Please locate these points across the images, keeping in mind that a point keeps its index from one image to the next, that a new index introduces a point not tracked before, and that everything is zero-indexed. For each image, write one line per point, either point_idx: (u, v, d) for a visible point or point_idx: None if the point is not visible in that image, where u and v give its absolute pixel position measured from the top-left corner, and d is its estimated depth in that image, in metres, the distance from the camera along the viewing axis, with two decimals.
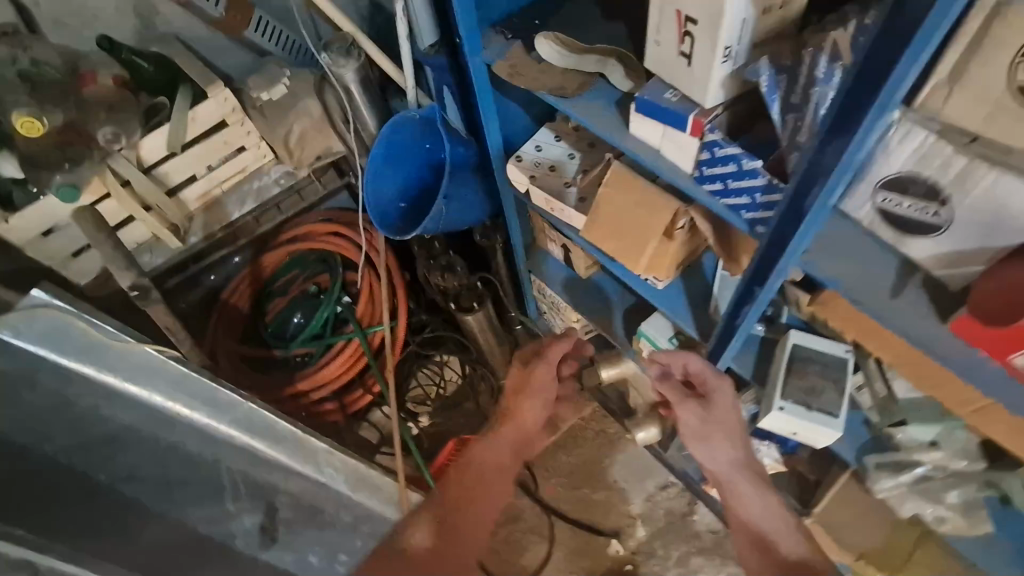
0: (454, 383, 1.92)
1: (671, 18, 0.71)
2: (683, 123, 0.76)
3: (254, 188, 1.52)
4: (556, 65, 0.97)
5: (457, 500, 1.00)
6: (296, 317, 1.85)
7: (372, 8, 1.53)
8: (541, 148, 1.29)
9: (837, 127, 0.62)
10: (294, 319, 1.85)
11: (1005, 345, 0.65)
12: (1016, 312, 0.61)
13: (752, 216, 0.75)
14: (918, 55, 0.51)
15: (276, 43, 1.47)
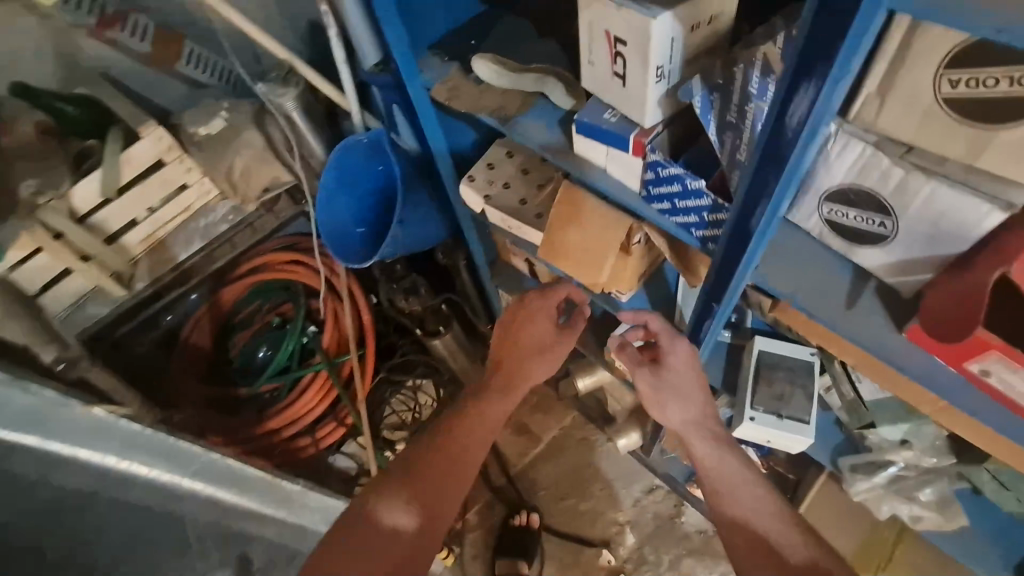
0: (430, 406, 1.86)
1: (601, 38, 0.69)
2: (624, 143, 0.74)
3: (201, 226, 1.47)
4: (494, 86, 0.94)
5: (446, 474, 0.91)
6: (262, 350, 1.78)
7: (310, 31, 1.48)
8: (494, 166, 1.26)
9: (774, 144, 0.60)
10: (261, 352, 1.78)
11: (958, 354, 0.64)
12: (969, 323, 0.60)
13: (702, 234, 0.74)
14: (848, 67, 0.49)
15: (211, 74, 1.41)
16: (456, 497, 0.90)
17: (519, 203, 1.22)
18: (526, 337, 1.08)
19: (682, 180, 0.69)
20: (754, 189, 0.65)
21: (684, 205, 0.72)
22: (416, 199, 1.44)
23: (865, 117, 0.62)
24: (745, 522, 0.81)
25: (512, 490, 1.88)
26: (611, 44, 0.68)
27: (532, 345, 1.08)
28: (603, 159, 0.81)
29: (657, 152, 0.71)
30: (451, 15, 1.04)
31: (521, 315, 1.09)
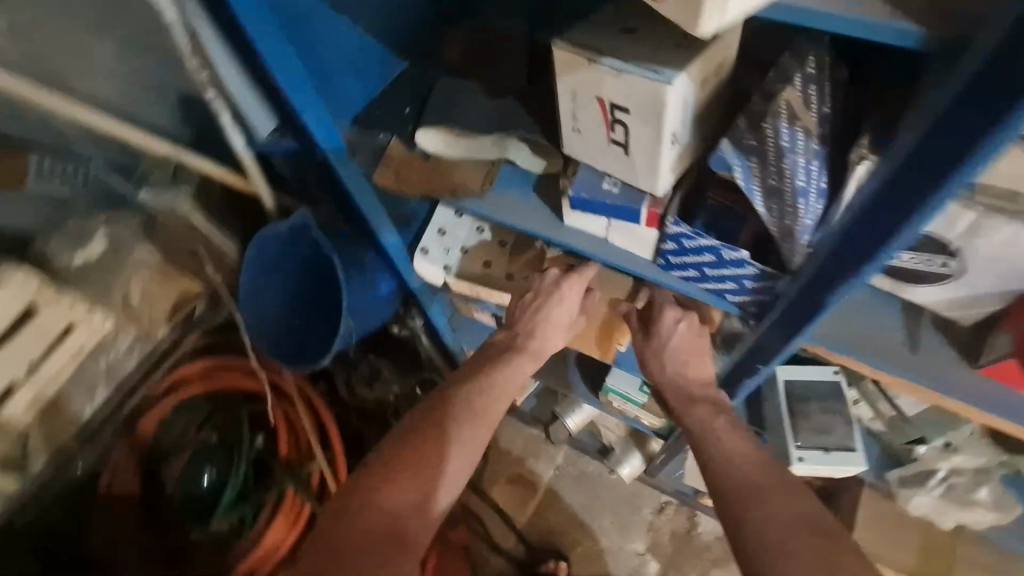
0: None
1: (593, 105, 0.58)
2: (636, 216, 0.64)
3: (102, 368, 1.19)
4: (447, 156, 0.82)
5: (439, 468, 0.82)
6: (207, 475, 1.45)
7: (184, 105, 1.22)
8: (446, 232, 1.12)
9: (880, 205, 0.48)
10: (206, 477, 1.45)
11: None
12: None
13: (741, 299, 0.65)
14: (1000, 151, 0.40)
15: (68, 183, 1.15)
16: (449, 481, 0.81)
17: (484, 267, 1.10)
18: (541, 319, 0.92)
19: (717, 250, 0.60)
20: (837, 254, 0.54)
21: (717, 274, 0.63)
22: (366, 281, 1.26)
23: None
24: (743, 497, 0.69)
25: (523, 547, 1.76)
26: (606, 111, 0.57)
27: (550, 327, 0.93)
28: (604, 229, 0.71)
29: (681, 222, 0.61)
30: (372, 80, 0.90)
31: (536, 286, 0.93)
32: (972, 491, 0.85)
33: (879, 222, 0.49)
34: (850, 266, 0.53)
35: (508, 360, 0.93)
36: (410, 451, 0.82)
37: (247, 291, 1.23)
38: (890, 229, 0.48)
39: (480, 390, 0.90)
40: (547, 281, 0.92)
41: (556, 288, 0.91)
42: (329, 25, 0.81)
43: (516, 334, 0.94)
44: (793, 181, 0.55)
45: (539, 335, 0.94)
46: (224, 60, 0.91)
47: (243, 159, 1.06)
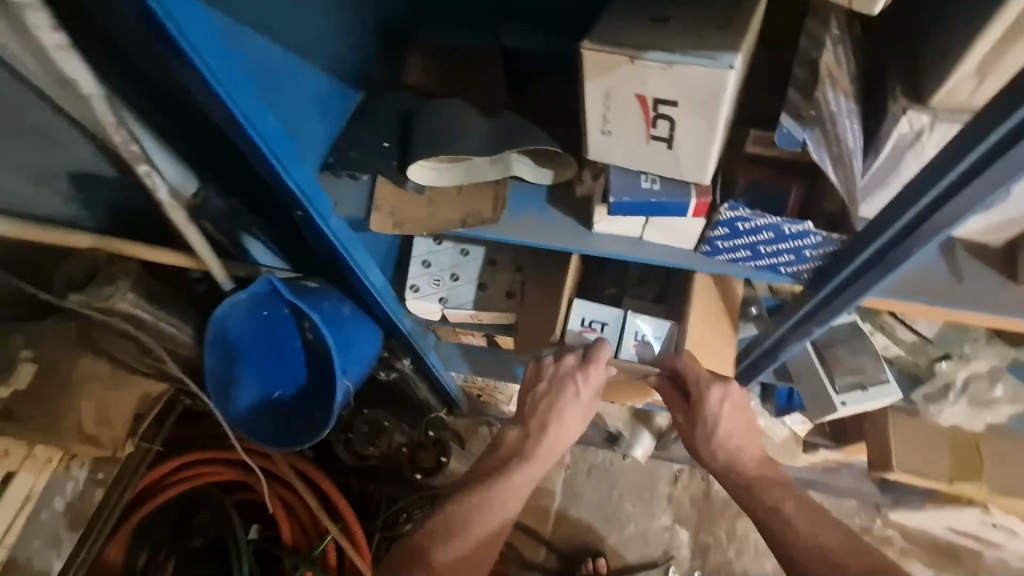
0: None
1: (632, 104, 0.54)
2: (684, 208, 0.62)
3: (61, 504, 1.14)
4: (444, 185, 0.76)
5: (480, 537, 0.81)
6: None
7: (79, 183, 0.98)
8: (431, 263, 1.03)
9: (963, 175, 0.48)
10: None
11: None
12: None
13: (798, 269, 0.65)
14: None
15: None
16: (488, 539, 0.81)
17: (481, 290, 1.02)
18: (560, 411, 0.88)
19: (777, 227, 0.59)
20: (915, 222, 0.54)
21: (773, 250, 0.63)
22: (363, 347, 1.14)
23: (954, 100, 0.53)
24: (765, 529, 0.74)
25: (555, 558, 1.65)
26: (648, 108, 0.54)
27: (563, 425, 0.88)
28: (639, 228, 0.68)
29: (738, 206, 0.59)
30: (331, 122, 0.79)
31: (550, 376, 0.89)
32: (989, 391, 0.92)
33: (963, 192, 0.49)
34: (929, 232, 0.53)
35: (516, 466, 0.86)
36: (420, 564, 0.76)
37: (214, 382, 1.10)
38: (977, 195, 0.48)
39: (490, 498, 0.84)
40: (562, 371, 0.88)
41: (572, 377, 0.88)
42: (285, 71, 0.72)
43: (527, 434, 0.89)
44: (847, 143, 0.54)
45: (551, 434, 0.88)
46: (144, 135, 0.85)
47: (184, 232, 0.91)
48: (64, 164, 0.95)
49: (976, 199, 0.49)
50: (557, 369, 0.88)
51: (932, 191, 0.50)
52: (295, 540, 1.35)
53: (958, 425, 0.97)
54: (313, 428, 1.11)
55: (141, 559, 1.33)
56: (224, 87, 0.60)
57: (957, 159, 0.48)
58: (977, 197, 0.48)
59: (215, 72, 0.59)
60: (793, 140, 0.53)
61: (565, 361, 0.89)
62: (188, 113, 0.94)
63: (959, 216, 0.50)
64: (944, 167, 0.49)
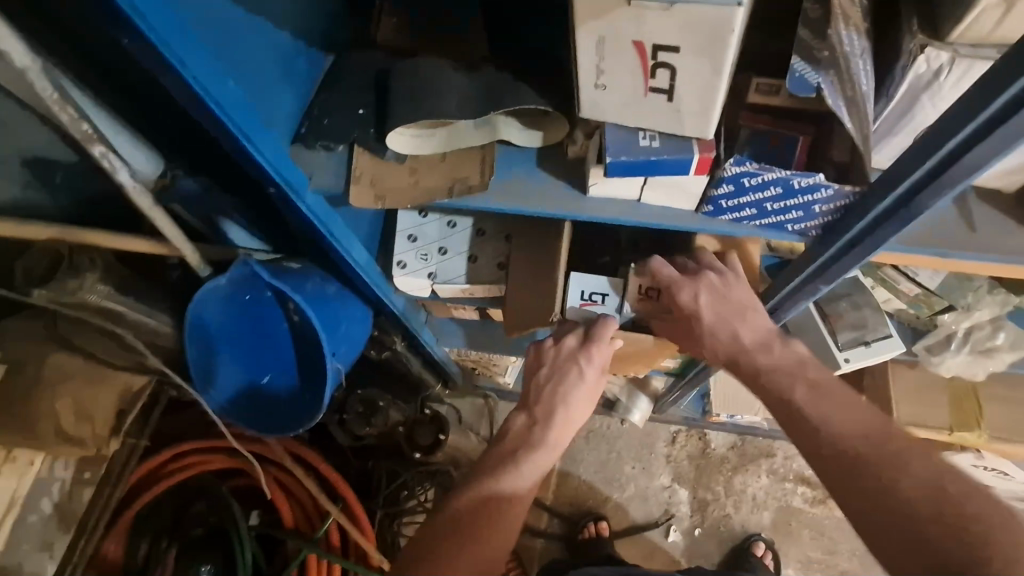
0: (431, 492, 1.48)
1: (630, 52, 0.50)
2: (686, 166, 0.57)
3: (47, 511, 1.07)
4: (426, 151, 0.71)
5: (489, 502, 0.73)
6: (204, 566, 1.27)
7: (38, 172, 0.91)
8: (416, 236, 0.99)
9: (992, 117, 0.44)
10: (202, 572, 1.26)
11: None
12: None
13: (805, 226, 0.62)
14: None
15: None
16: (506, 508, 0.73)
17: (471, 262, 0.98)
18: (568, 397, 0.85)
19: (786, 181, 0.56)
20: (935, 172, 0.50)
21: (779, 207, 0.60)
22: (352, 323, 1.11)
23: (974, 34, 0.49)
24: None
25: (558, 522, 1.67)
26: (647, 56, 0.49)
27: (571, 409, 0.84)
28: (637, 189, 0.64)
29: (744, 161, 0.55)
30: (299, 86, 0.72)
31: (551, 365, 0.87)
32: (990, 339, 0.91)
33: (994, 134, 0.44)
34: (952, 179, 0.48)
35: (526, 454, 0.79)
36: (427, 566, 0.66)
37: (199, 369, 1.07)
38: (1008, 136, 0.44)
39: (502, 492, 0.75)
40: (566, 356, 0.87)
41: (573, 360, 0.86)
42: (248, 35, 0.64)
43: (535, 421, 0.83)
44: (863, 86, 0.49)
45: (559, 418, 0.83)
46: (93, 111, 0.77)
47: (152, 218, 0.85)
48: (15, 149, 0.88)
49: (1009, 141, 0.44)
50: (555, 358, 0.87)
51: (958, 135, 0.46)
52: (297, 521, 1.34)
53: (958, 374, 0.96)
54: (308, 411, 1.08)
55: (143, 550, 1.33)
56: (178, 55, 0.54)
57: (988, 97, 0.43)
58: (1006, 141, 0.44)
59: (164, 39, 0.53)
60: (807, 84, 0.48)
61: (566, 346, 0.88)
62: (147, 88, 0.88)
63: (987, 160, 0.46)
64: (973, 108, 0.44)
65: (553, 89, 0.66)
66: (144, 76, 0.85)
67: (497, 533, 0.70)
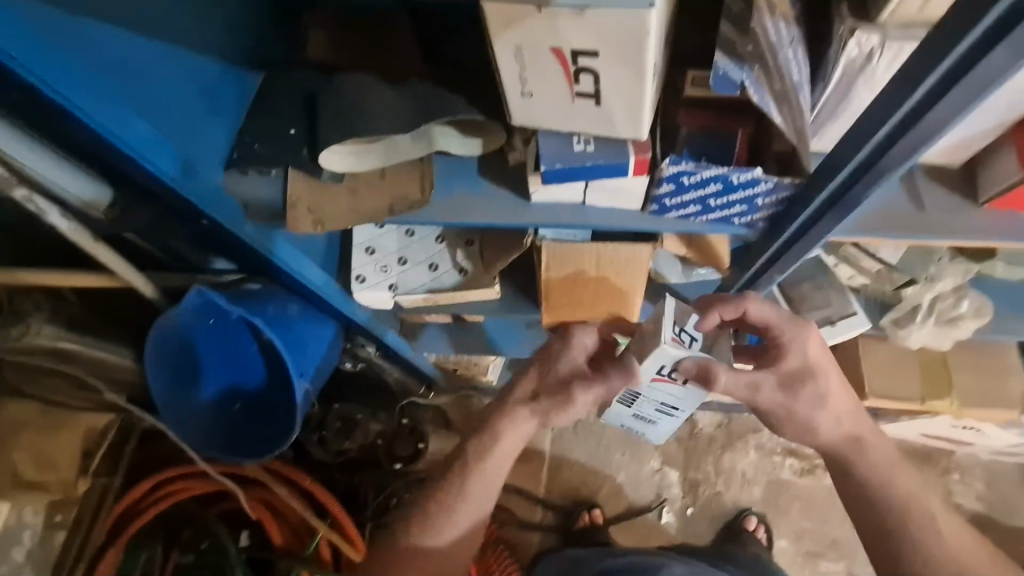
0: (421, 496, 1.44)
1: (550, 60, 0.48)
2: (622, 169, 0.56)
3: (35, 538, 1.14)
4: (361, 170, 0.68)
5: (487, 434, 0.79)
6: None
7: None
8: (374, 249, 0.96)
9: (912, 110, 0.43)
10: None
11: None
12: None
13: (752, 218, 0.60)
14: None
15: None
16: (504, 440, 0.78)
17: (432, 271, 0.96)
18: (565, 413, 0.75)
19: (724, 178, 0.55)
20: (870, 160, 0.49)
21: (723, 202, 0.58)
22: (316, 336, 1.07)
23: (902, 16, 0.47)
24: None
25: (552, 515, 1.65)
26: (566, 63, 0.47)
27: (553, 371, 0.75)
28: (580, 194, 0.63)
29: (679, 161, 0.54)
30: (229, 115, 0.68)
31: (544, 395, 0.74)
32: (955, 308, 0.90)
33: (918, 124, 0.43)
34: (883, 170, 0.48)
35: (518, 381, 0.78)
36: (432, 517, 0.78)
37: (167, 402, 1.04)
38: (931, 128, 0.43)
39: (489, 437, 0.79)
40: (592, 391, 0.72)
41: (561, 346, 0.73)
42: (156, 67, 0.63)
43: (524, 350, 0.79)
44: (791, 78, 0.47)
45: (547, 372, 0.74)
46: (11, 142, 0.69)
47: (90, 252, 0.83)
48: None
49: (930, 135, 0.43)
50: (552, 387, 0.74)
51: (887, 124, 0.45)
52: (287, 541, 1.32)
53: (925, 346, 0.96)
54: (279, 432, 1.05)
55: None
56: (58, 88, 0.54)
57: (911, 84, 0.42)
58: (931, 134, 0.43)
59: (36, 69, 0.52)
60: (731, 83, 0.47)
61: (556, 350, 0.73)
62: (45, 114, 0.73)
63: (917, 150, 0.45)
64: (897, 97, 0.43)
65: (489, 95, 0.64)
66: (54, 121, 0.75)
67: (489, 468, 0.78)
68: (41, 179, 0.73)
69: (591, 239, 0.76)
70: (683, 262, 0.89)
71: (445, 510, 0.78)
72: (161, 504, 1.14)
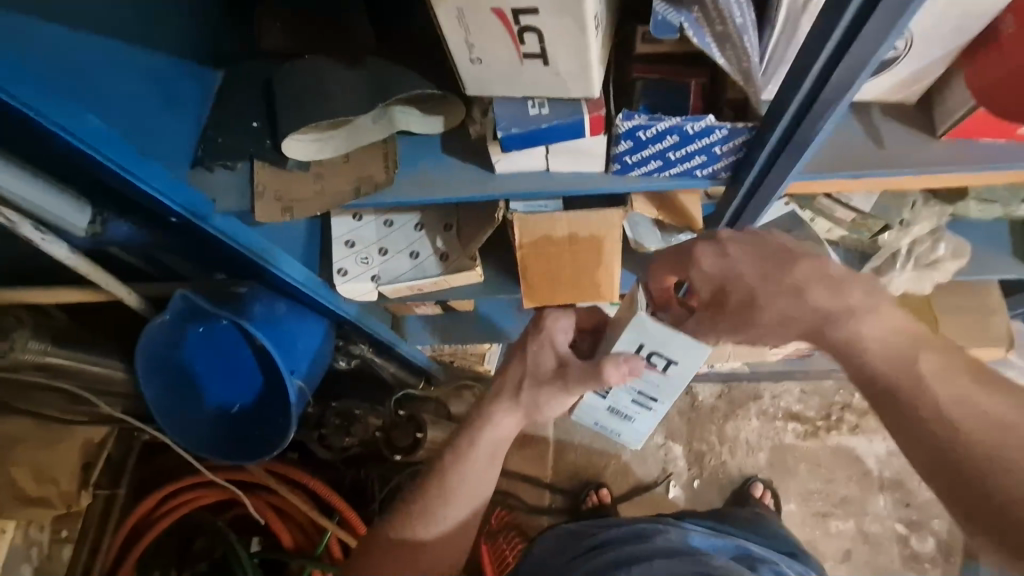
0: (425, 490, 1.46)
1: (493, 22, 0.48)
2: (579, 128, 0.56)
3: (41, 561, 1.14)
4: (326, 156, 0.69)
5: (474, 419, 0.76)
6: None
7: None
8: (354, 241, 0.95)
9: (841, 43, 0.45)
10: None
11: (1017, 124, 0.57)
12: None
13: (713, 168, 0.61)
14: None
15: None
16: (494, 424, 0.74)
17: (413, 258, 0.95)
18: (559, 401, 0.73)
19: (680, 128, 0.55)
20: (815, 92, 0.49)
21: (682, 154, 0.59)
22: (306, 335, 1.07)
23: None
24: None
25: (561, 497, 1.65)
26: (509, 23, 0.48)
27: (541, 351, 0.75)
28: (543, 159, 0.63)
29: (633, 114, 0.55)
30: (191, 113, 0.70)
31: (530, 388, 0.74)
32: (933, 251, 0.91)
33: (854, 46, 0.44)
34: (828, 102, 0.49)
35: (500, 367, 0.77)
36: (430, 499, 0.73)
37: (164, 409, 1.04)
38: (868, 48, 0.43)
39: (484, 410, 0.75)
40: (579, 380, 0.71)
41: (546, 339, 0.75)
42: (117, 68, 0.62)
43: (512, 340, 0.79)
44: (733, 19, 0.47)
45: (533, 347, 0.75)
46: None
47: (73, 265, 0.84)
48: None
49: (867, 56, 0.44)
50: (538, 378, 0.74)
51: (824, 51, 0.46)
52: (298, 541, 1.32)
53: (907, 291, 0.97)
54: (277, 431, 1.05)
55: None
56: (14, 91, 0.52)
57: (840, 8, 0.43)
58: (863, 61, 0.45)
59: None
60: (670, 27, 0.49)
61: (533, 349, 0.75)
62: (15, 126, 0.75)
63: (858, 74, 0.46)
64: (831, 23, 0.44)
65: (445, 71, 0.64)
66: (21, 131, 0.75)
67: (485, 443, 0.74)
68: (27, 203, 0.74)
69: (561, 209, 0.77)
70: (661, 228, 0.89)
71: (441, 496, 0.73)
72: (171, 514, 1.15)
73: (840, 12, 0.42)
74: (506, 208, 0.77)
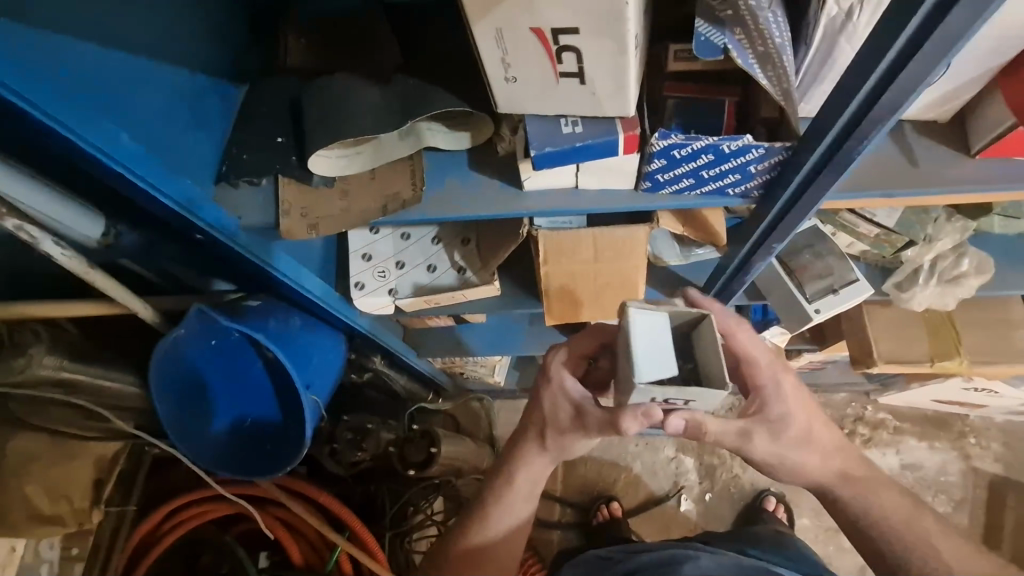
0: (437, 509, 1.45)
1: (533, 43, 0.48)
2: (613, 146, 0.56)
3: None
4: (351, 171, 0.68)
5: None
6: None
7: None
8: (371, 255, 0.94)
9: (887, 71, 0.45)
10: None
11: None
12: None
13: (746, 187, 0.61)
14: None
15: None
16: None
17: (431, 272, 0.94)
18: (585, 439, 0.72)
19: (716, 147, 0.55)
20: (862, 111, 0.48)
21: (716, 173, 0.59)
22: (320, 348, 1.06)
23: None
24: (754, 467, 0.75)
25: (571, 511, 1.63)
26: (548, 42, 0.47)
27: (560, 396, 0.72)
28: (572, 177, 0.62)
29: (669, 133, 0.54)
30: (214, 129, 0.68)
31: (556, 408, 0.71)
32: (956, 267, 0.90)
33: (905, 68, 0.43)
34: (873, 122, 0.48)
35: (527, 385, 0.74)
36: None
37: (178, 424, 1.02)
38: (921, 69, 0.43)
39: None
40: (597, 426, 0.68)
41: (562, 393, 0.71)
42: (143, 80, 0.61)
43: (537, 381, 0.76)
44: (774, 39, 0.47)
45: (545, 398, 0.73)
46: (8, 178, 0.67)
47: (88, 278, 0.81)
48: None
49: (920, 76, 0.43)
50: (560, 427, 0.72)
51: (873, 73, 0.45)
52: (307, 557, 1.29)
53: (929, 306, 0.96)
54: (292, 449, 1.03)
55: None
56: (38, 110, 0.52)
57: (894, 32, 0.42)
58: (907, 90, 0.44)
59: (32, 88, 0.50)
60: (713, 47, 0.49)
61: (548, 400, 0.73)
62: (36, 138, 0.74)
63: (906, 96, 0.45)
64: (883, 43, 0.43)
65: (472, 87, 0.64)
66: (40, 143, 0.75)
67: None
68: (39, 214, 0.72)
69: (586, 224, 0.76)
70: (681, 242, 0.89)
71: None
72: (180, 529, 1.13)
73: (895, 34, 0.42)
74: (529, 223, 0.76)
